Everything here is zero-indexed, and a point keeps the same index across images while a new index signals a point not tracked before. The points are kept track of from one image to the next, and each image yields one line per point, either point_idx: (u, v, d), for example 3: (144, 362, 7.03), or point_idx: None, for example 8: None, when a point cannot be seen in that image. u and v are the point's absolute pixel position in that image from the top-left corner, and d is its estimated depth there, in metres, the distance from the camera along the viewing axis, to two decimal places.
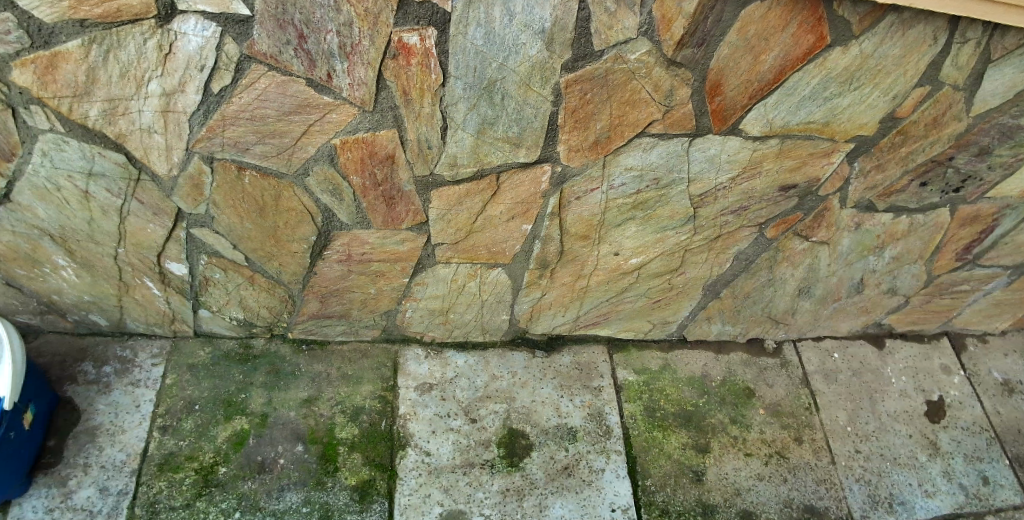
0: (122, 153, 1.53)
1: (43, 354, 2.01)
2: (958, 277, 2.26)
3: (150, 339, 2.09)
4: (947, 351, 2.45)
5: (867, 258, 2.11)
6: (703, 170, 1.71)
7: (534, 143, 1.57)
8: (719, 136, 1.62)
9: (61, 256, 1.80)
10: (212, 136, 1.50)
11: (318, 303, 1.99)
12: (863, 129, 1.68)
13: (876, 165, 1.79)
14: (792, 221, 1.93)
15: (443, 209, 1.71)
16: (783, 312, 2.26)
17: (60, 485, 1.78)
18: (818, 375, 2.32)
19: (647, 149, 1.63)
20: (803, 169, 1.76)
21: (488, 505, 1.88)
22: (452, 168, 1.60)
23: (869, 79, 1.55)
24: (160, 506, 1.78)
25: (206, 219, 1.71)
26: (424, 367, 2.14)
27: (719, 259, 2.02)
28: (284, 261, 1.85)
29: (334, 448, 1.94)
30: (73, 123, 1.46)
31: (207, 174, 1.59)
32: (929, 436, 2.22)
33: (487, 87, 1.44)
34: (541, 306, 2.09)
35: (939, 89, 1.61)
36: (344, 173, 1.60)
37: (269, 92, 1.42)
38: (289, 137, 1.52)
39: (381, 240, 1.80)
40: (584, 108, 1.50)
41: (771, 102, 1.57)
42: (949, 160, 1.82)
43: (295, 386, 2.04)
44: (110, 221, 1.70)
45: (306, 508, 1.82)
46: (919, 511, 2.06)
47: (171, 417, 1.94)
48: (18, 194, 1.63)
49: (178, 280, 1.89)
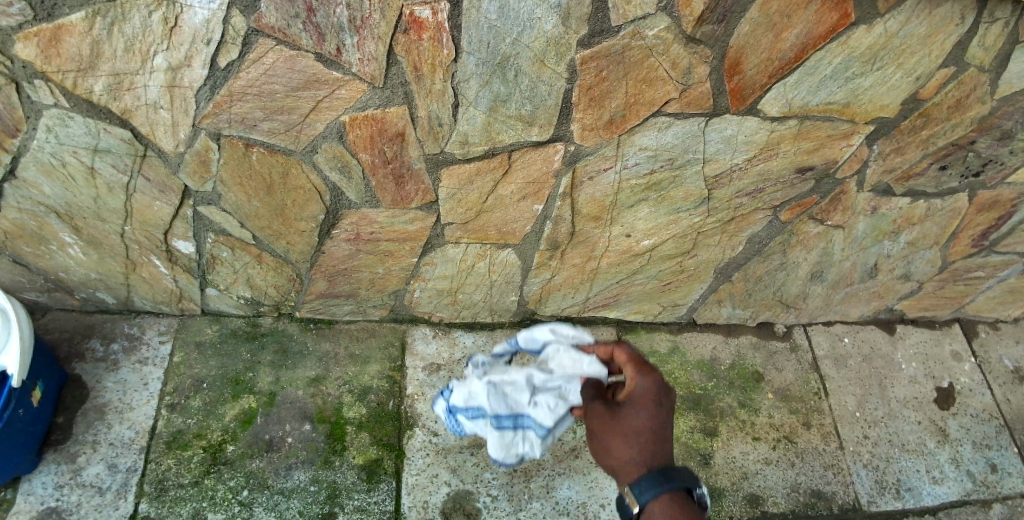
0: (128, 129, 1.51)
1: (50, 331, 2.01)
2: (973, 263, 2.22)
3: (157, 316, 2.08)
4: (959, 337, 2.42)
5: (882, 242, 2.07)
6: (719, 151, 1.67)
7: (547, 121, 1.53)
8: (736, 117, 1.59)
9: (68, 233, 1.78)
10: (219, 112, 1.47)
11: (325, 282, 1.98)
12: (884, 111, 1.64)
13: (896, 148, 1.74)
14: (808, 204, 1.89)
15: (453, 188, 1.69)
16: (795, 296, 2.23)
17: (69, 462, 1.79)
18: (828, 359, 2.30)
19: (662, 129, 1.59)
20: (821, 151, 1.72)
21: (495, 486, 1.88)
22: (463, 146, 1.57)
23: (893, 58, 1.51)
24: (168, 483, 1.78)
25: (213, 196, 1.69)
26: (432, 347, 2.13)
27: (732, 243, 1.99)
28: (292, 240, 1.83)
29: (341, 428, 1.94)
30: (78, 98, 1.44)
31: (214, 150, 1.57)
32: (937, 423, 2.20)
33: (500, 63, 1.40)
34: (551, 287, 2.07)
35: (964, 70, 1.57)
36: (353, 150, 1.57)
37: (277, 67, 1.39)
38: (297, 113, 1.49)
39: (389, 219, 1.78)
40: (599, 86, 1.46)
41: (792, 82, 1.53)
42: (970, 144, 1.78)
43: (303, 365, 2.04)
44: (116, 198, 1.68)
45: (314, 486, 1.83)
46: (926, 497, 2.05)
47: (180, 395, 1.94)
48: (23, 170, 1.61)
49: (186, 258, 1.88)
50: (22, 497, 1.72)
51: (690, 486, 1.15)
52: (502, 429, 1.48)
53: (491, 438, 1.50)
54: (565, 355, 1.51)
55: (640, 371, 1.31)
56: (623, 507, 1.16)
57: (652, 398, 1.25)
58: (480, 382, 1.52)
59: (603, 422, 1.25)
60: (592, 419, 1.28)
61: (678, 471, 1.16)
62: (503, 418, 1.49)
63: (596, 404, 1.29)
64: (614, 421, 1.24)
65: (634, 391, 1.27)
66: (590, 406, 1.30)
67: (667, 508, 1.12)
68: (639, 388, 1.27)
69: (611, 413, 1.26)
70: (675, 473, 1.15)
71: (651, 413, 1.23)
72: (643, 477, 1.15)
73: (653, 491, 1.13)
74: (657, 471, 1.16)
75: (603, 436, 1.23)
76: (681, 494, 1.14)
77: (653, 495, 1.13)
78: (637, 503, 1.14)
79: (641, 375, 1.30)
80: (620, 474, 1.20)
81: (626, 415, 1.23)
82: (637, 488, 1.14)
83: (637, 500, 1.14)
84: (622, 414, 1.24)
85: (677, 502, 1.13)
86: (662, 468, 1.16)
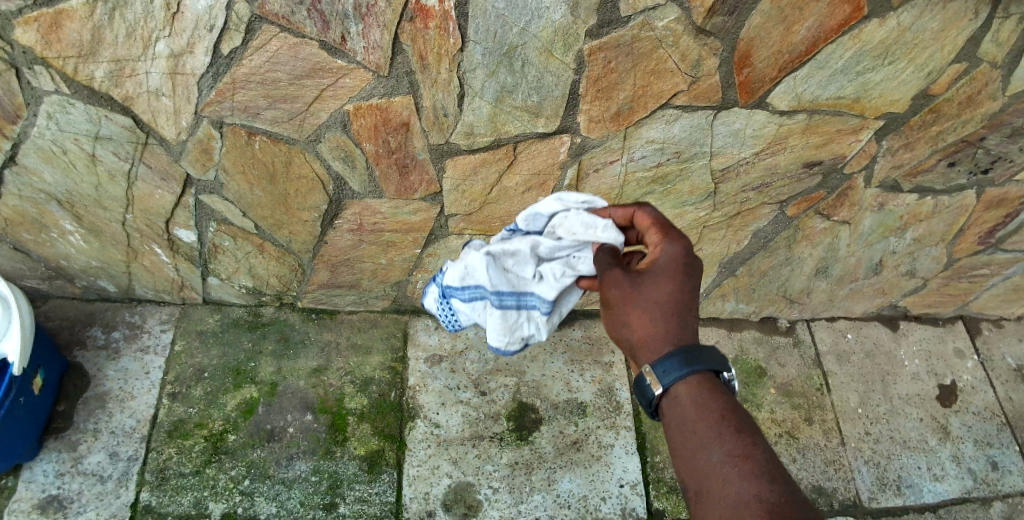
0: (130, 116, 1.49)
1: (51, 319, 2.00)
2: (979, 260, 2.21)
3: (158, 305, 2.07)
4: (963, 334, 2.41)
5: (888, 238, 2.06)
6: (726, 145, 1.65)
7: (553, 113, 1.52)
8: (745, 110, 1.57)
9: (69, 220, 1.77)
10: (222, 100, 1.46)
11: (328, 272, 1.97)
12: (894, 106, 1.62)
13: (905, 144, 1.73)
14: (815, 199, 1.88)
15: (457, 179, 1.67)
16: (799, 292, 2.22)
17: (70, 450, 1.79)
18: (831, 355, 2.29)
19: (670, 122, 1.57)
20: (829, 146, 1.71)
21: (497, 478, 1.88)
22: (468, 137, 1.56)
23: (905, 53, 1.49)
24: (170, 472, 1.79)
25: (215, 185, 1.68)
26: (434, 338, 2.12)
27: (737, 237, 1.98)
28: (294, 229, 1.82)
29: (343, 418, 1.93)
30: (79, 85, 1.42)
31: (217, 139, 1.55)
32: (939, 420, 2.20)
33: (507, 53, 1.39)
34: None
35: (976, 66, 1.55)
36: (357, 140, 1.56)
37: (281, 54, 1.37)
38: (300, 102, 1.47)
39: (393, 210, 1.76)
40: (607, 78, 1.45)
41: (801, 75, 1.51)
42: (980, 140, 1.76)
43: (305, 355, 2.03)
44: (118, 186, 1.67)
45: (315, 477, 1.83)
46: (926, 494, 2.05)
47: (181, 385, 1.93)
48: (24, 157, 1.59)
49: (188, 247, 1.87)
50: (23, 485, 1.73)
51: (720, 368, 1.03)
52: (504, 308, 1.33)
53: (493, 316, 1.34)
54: (577, 220, 1.29)
55: (667, 236, 1.13)
56: (643, 389, 1.04)
57: (679, 264, 1.09)
58: (477, 255, 1.31)
59: (620, 291, 1.10)
60: (607, 288, 1.13)
61: (708, 350, 1.04)
62: (505, 295, 1.32)
63: (613, 270, 1.14)
64: (633, 289, 1.09)
65: (659, 257, 1.11)
66: (606, 273, 1.14)
67: (696, 392, 1.01)
68: (664, 252, 1.11)
69: (630, 280, 1.10)
70: (705, 353, 1.03)
71: (678, 282, 1.08)
72: (668, 357, 1.02)
73: (680, 371, 1.01)
74: (685, 349, 1.03)
75: (620, 306, 1.09)
76: (710, 376, 1.03)
77: (680, 377, 1.01)
78: (660, 387, 1.02)
79: (667, 238, 1.12)
80: (640, 352, 1.07)
81: (647, 286, 1.08)
82: (662, 370, 1.02)
83: (661, 382, 1.02)
84: (642, 281, 1.09)
85: (707, 385, 1.02)
86: (690, 346, 1.04)
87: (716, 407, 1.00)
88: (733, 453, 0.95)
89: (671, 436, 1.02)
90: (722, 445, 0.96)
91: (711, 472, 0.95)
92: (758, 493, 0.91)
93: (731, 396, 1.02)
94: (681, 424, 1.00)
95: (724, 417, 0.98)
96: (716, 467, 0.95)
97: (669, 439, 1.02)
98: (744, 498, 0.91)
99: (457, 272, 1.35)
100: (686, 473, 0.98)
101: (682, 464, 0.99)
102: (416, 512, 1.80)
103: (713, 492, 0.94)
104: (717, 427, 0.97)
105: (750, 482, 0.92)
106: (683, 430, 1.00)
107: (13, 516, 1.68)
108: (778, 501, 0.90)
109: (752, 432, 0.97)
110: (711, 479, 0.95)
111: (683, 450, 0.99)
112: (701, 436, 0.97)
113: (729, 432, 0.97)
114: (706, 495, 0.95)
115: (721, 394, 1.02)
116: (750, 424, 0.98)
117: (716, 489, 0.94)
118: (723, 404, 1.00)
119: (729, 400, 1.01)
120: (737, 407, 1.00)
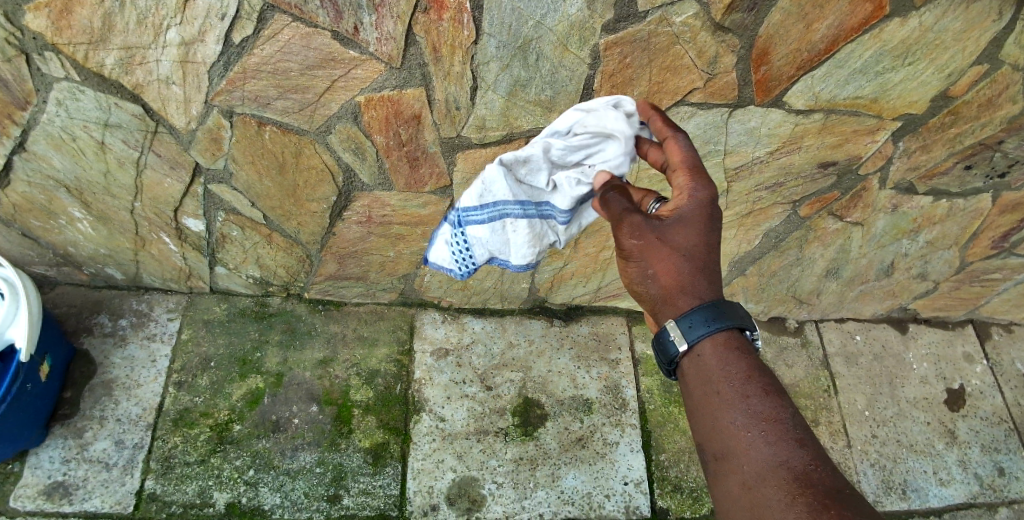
0: (139, 104, 1.48)
1: (59, 305, 2.00)
2: (992, 265, 2.18)
3: (165, 293, 2.07)
4: (972, 339, 2.38)
5: (901, 241, 2.03)
6: (741, 143, 1.63)
7: (567, 108, 1.50)
8: (761, 108, 1.55)
9: (77, 208, 1.77)
10: (232, 89, 1.45)
11: (335, 264, 1.96)
12: (912, 108, 1.60)
13: (921, 146, 1.70)
14: (828, 200, 1.85)
15: (468, 173, 1.66)
16: (809, 293, 2.20)
17: (76, 437, 1.80)
18: (839, 357, 2.27)
19: (684, 119, 1.55)
20: (845, 147, 1.68)
21: (501, 473, 1.88)
22: (480, 131, 1.54)
23: (925, 54, 1.47)
24: (175, 460, 1.79)
25: (224, 174, 1.67)
26: (440, 331, 2.11)
27: (749, 236, 1.96)
28: (303, 220, 1.81)
29: (348, 410, 1.93)
30: (89, 72, 1.42)
31: (226, 128, 1.54)
32: (947, 425, 2.18)
33: (522, 46, 1.37)
34: (563, 275, 2.04)
35: (997, 68, 1.53)
36: (367, 132, 1.55)
37: (293, 44, 1.36)
38: (311, 92, 1.46)
39: (402, 202, 1.75)
40: (623, 73, 1.43)
41: (819, 75, 1.49)
42: (998, 144, 1.73)
43: (311, 346, 2.02)
44: (126, 174, 1.67)
45: (320, 468, 1.83)
46: (932, 499, 2.03)
47: (187, 373, 1.93)
48: (33, 144, 1.59)
49: (195, 236, 1.86)
50: (29, 470, 1.74)
51: (745, 325, 1.07)
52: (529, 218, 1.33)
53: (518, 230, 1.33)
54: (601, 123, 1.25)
55: (695, 179, 1.10)
56: (667, 345, 1.08)
57: (705, 214, 1.09)
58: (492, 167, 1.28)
59: (643, 242, 1.09)
60: (626, 236, 1.10)
61: (732, 307, 1.07)
62: (526, 205, 1.33)
63: (631, 217, 1.09)
64: (657, 241, 1.08)
65: (684, 204, 1.09)
66: (623, 219, 1.09)
67: (721, 351, 1.05)
68: (690, 200, 1.09)
69: (654, 229, 1.08)
70: (731, 310, 1.06)
71: (702, 231, 1.09)
72: (693, 313, 1.06)
73: (705, 328, 1.05)
74: (710, 306, 1.06)
75: (642, 259, 1.09)
76: (735, 333, 1.06)
77: (705, 334, 1.05)
78: (685, 342, 1.06)
79: (693, 182, 1.10)
80: (664, 306, 1.10)
81: (671, 236, 1.08)
82: (687, 326, 1.06)
83: (686, 338, 1.06)
84: (665, 231, 1.08)
85: (731, 343, 1.06)
86: (715, 303, 1.07)
87: (741, 367, 1.04)
88: (758, 415, 1.00)
89: (693, 393, 1.07)
90: (747, 407, 1.01)
91: (734, 432, 1.00)
92: (781, 454, 0.97)
93: (753, 353, 1.07)
94: (705, 383, 1.05)
95: (749, 377, 1.03)
96: (740, 427, 1.00)
97: (691, 395, 1.07)
98: (767, 459, 0.97)
99: (473, 191, 1.31)
100: (708, 431, 1.04)
101: (704, 421, 1.05)
102: (420, 505, 1.80)
103: (735, 452, 0.99)
104: (742, 388, 1.02)
105: (773, 443, 0.97)
106: (708, 389, 1.05)
107: (19, 501, 1.70)
108: (799, 463, 0.96)
109: (777, 392, 1.02)
110: (734, 439, 1.00)
111: (706, 408, 1.04)
112: (726, 398, 1.02)
113: (754, 393, 1.01)
114: (728, 455, 1.01)
115: (745, 352, 1.06)
116: (773, 383, 1.03)
117: (739, 450, 0.99)
118: (747, 365, 1.04)
119: (753, 358, 1.06)
120: (760, 365, 1.04)
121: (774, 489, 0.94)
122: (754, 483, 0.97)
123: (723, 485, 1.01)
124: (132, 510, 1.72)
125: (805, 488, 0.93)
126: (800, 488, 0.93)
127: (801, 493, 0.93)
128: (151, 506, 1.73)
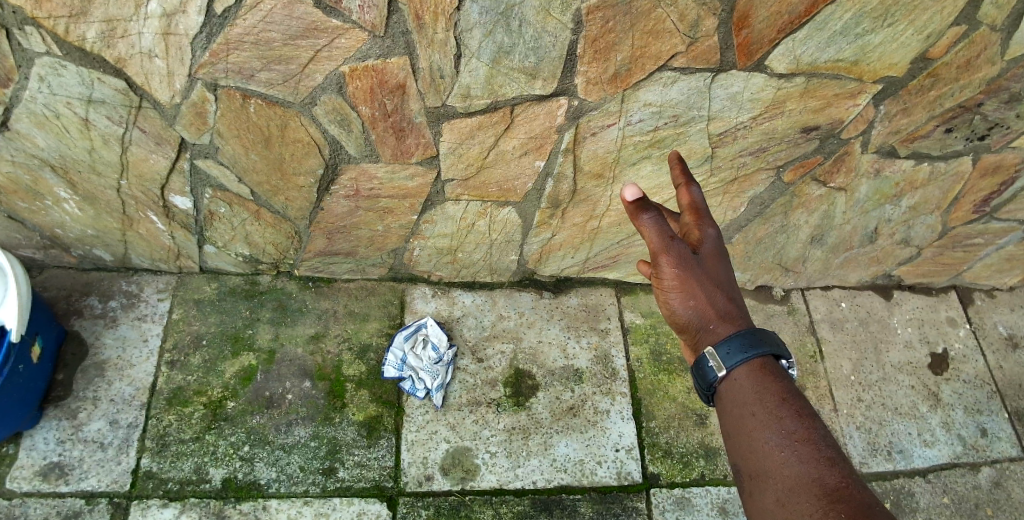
0: (122, 79, 1.48)
1: (47, 288, 2.00)
2: (974, 230, 2.22)
3: (155, 274, 2.07)
4: (956, 304, 2.42)
5: (884, 206, 2.06)
6: (724, 109, 1.65)
7: (551, 75, 1.51)
8: (743, 73, 1.56)
9: (63, 188, 1.76)
10: (216, 62, 1.44)
11: (325, 240, 1.97)
12: (892, 70, 1.61)
13: (902, 109, 1.72)
14: (812, 165, 1.87)
15: (454, 143, 1.66)
16: (794, 260, 2.23)
17: (70, 418, 1.81)
18: (825, 323, 2.31)
19: (668, 84, 1.57)
20: (827, 110, 1.70)
21: (494, 443, 1.90)
22: (465, 100, 1.55)
23: (905, 14, 1.49)
24: (169, 438, 1.81)
25: (210, 149, 1.67)
26: (431, 306, 2.13)
27: (734, 203, 1.98)
28: (290, 196, 1.81)
29: (341, 385, 1.95)
30: (70, 46, 1.41)
31: (211, 102, 1.54)
32: (930, 388, 2.22)
33: (504, 12, 1.37)
34: (551, 246, 2.06)
35: (974, 29, 1.55)
36: (352, 103, 1.55)
37: (275, 14, 1.36)
38: (295, 63, 1.46)
39: (389, 174, 1.76)
40: (605, 38, 1.44)
41: (801, 37, 1.50)
42: (978, 106, 1.75)
43: (303, 322, 2.03)
44: (111, 151, 1.66)
45: (315, 442, 1.85)
46: (917, 460, 2.08)
47: (179, 353, 1.94)
48: (16, 122, 1.58)
49: (183, 214, 1.86)
50: (24, 452, 1.75)
51: (781, 354, 1.11)
52: (423, 350, 2.01)
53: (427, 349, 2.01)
54: None
55: (711, 222, 1.24)
56: (705, 371, 1.12)
57: (720, 251, 1.22)
58: (410, 375, 1.97)
59: (684, 272, 1.17)
60: (668, 264, 1.17)
61: (769, 335, 1.12)
62: (423, 352, 2.01)
63: (673, 246, 1.17)
64: (695, 271, 1.17)
65: (704, 243, 1.21)
66: (666, 247, 1.17)
67: (757, 376, 1.08)
68: (707, 239, 1.22)
69: (693, 261, 1.18)
70: (766, 337, 1.11)
71: (725, 265, 1.21)
72: (732, 339, 1.11)
73: (743, 354, 1.09)
74: (747, 334, 1.11)
75: (682, 288, 1.17)
76: (771, 360, 1.10)
77: (743, 360, 1.09)
78: (724, 368, 1.10)
79: (708, 223, 1.23)
80: (704, 334, 1.15)
81: (704, 270, 1.18)
82: (726, 352, 1.10)
83: (725, 364, 1.10)
84: (699, 264, 1.18)
85: (767, 369, 1.09)
86: (752, 331, 1.12)
87: (776, 391, 1.06)
88: (792, 435, 1.01)
89: (728, 417, 1.09)
90: (781, 426, 1.02)
91: (768, 451, 1.01)
92: (813, 471, 0.98)
93: (789, 381, 1.09)
94: (740, 406, 1.07)
95: (783, 400, 1.05)
96: (774, 446, 1.01)
97: (726, 419, 1.09)
98: (800, 476, 0.98)
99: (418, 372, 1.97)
100: (742, 452, 1.05)
101: (738, 443, 1.06)
102: (415, 476, 1.83)
103: (769, 470, 1.00)
104: (776, 409, 1.04)
105: (806, 461, 0.98)
106: (743, 411, 1.07)
107: (16, 482, 1.71)
108: (832, 481, 0.96)
109: (810, 414, 1.03)
110: (769, 457, 1.01)
111: (740, 430, 1.06)
112: (759, 418, 1.04)
113: (789, 415, 1.03)
114: (762, 474, 1.01)
115: (779, 379, 1.09)
116: (806, 407, 1.04)
117: (773, 470, 1.00)
118: (781, 389, 1.07)
119: (787, 384, 1.08)
120: (795, 390, 1.07)
121: (806, 503, 0.95)
122: (786, 499, 0.97)
123: (756, 505, 1.02)
124: (129, 489, 1.73)
125: (837, 503, 0.93)
126: (832, 503, 0.94)
127: (832, 508, 0.93)
128: (148, 484, 1.74)
